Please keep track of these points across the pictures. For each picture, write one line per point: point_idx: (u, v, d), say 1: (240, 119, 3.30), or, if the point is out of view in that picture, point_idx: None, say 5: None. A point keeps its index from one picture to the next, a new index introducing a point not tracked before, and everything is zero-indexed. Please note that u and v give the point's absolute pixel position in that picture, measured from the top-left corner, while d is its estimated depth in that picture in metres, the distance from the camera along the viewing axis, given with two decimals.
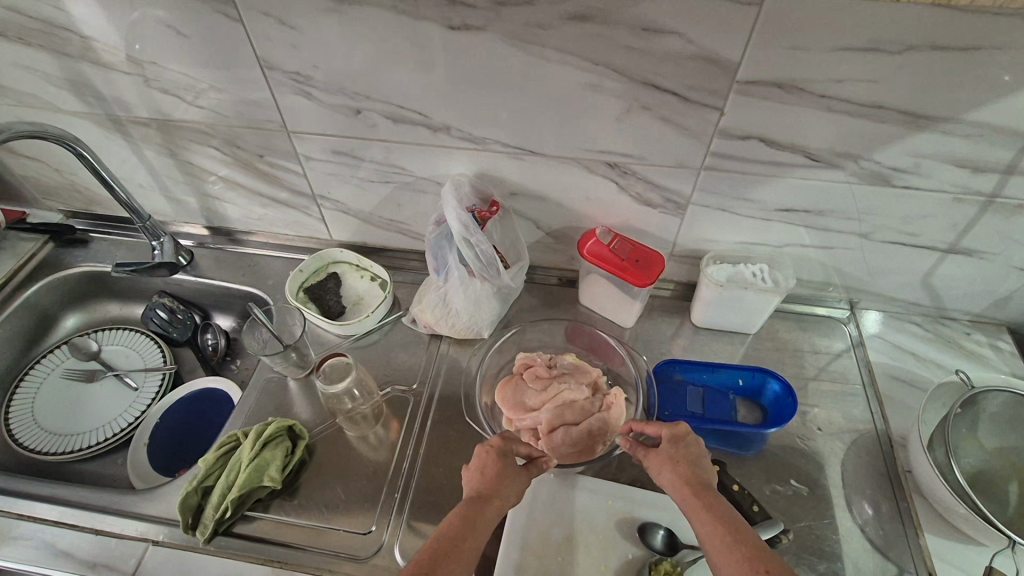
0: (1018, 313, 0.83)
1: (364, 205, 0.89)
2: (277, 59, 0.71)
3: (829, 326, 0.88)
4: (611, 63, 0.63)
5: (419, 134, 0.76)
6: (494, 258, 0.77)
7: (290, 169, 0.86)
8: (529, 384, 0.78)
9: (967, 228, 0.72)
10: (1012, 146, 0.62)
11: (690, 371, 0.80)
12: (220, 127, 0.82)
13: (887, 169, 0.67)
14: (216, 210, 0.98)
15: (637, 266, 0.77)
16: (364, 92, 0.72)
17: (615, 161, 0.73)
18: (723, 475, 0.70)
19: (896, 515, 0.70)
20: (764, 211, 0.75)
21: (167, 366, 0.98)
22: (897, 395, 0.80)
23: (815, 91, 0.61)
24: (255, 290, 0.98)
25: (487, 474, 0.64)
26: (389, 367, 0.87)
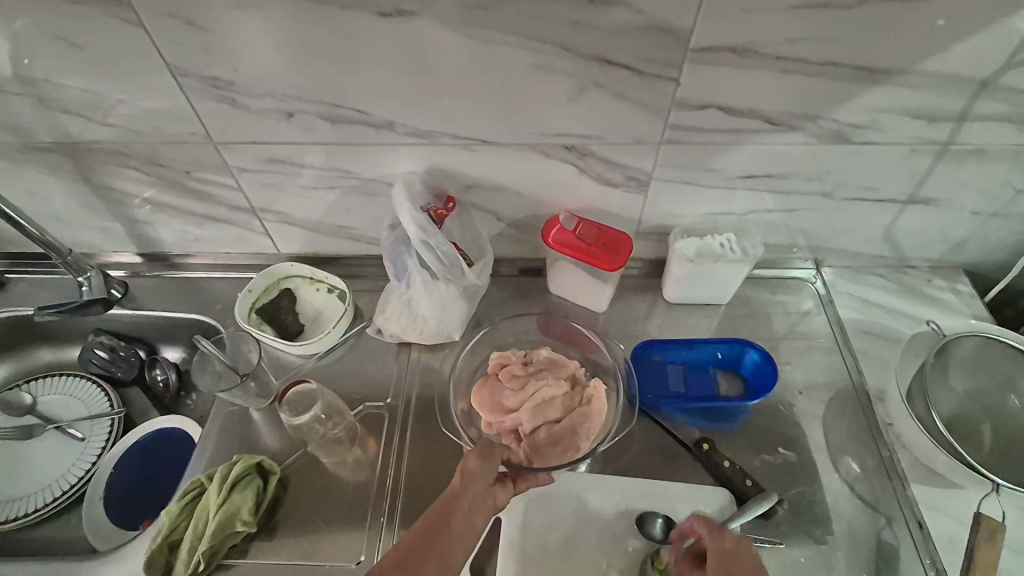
0: (974, 254, 0.84)
1: (310, 214, 0.83)
2: (190, 64, 0.63)
3: (798, 287, 0.88)
4: (560, 41, 0.59)
5: (360, 133, 0.70)
6: (456, 257, 0.74)
7: (222, 183, 0.79)
8: (506, 384, 0.74)
9: (923, 178, 0.72)
10: (963, 94, 0.62)
11: (668, 351, 0.79)
12: (138, 146, 0.74)
13: (845, 127, 0.66)
14: (146, 235, 0.90)
15: (606, 251, 0.74)
16: (294, 93, 0.66)
17: (572, 144, 0.70)
18: (713, 453, 0.71)
19: (880, 468, 0.71)
20: (727, 180, 0.74)
21: (115, 410, 0.90)
22: (869, 349, 0.81)
23: (770, 54, 0.59)
24: (202, 317, 0.91)
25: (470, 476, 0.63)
26: (359, 384, 0.82)
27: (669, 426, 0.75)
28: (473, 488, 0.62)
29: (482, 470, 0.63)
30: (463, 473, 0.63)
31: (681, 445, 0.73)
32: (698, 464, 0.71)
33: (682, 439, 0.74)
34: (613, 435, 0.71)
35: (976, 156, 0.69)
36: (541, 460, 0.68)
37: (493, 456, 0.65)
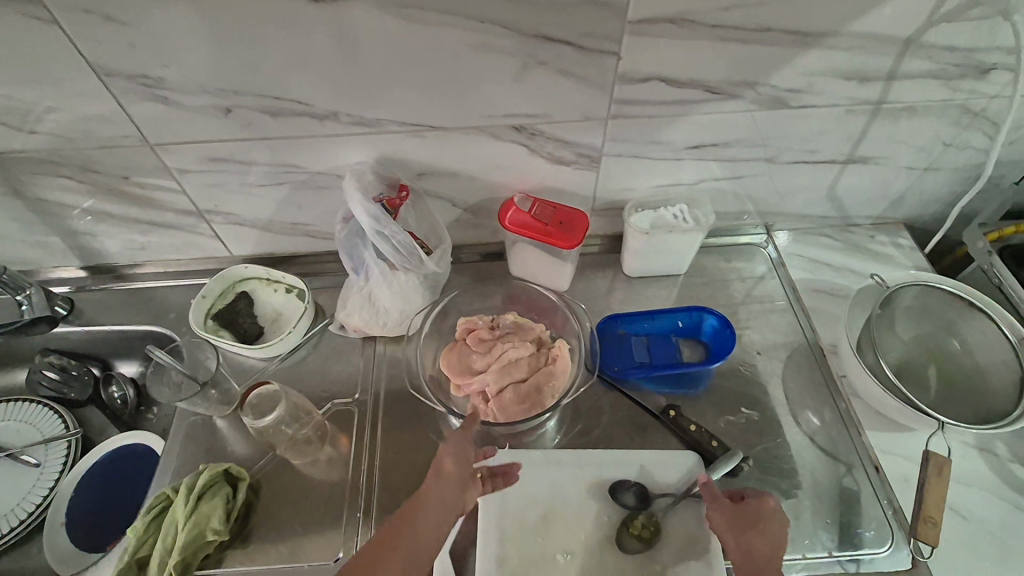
0: (913, 209, 0.88)
1: (260, 213, 0.81)
2: (115, 62, 0.61)
3: (751, 252, 0.90)
4: (499, 19, 0.59)
5: (304, 125, 0.68)
6: (413, 246, 0.73)
7: (164, 187, 0.76)
8: (473, 349, 0.76)
9: (860, 137, 0.75)
10: (889, 53, 0.64)
11: (631, 323, 0.81)
12: (69, 153, 0.71)
13: (783, 92, 0.68)
14: (89, 247, 0.86)
15: (563, 229, 0.75)
16: (230, 88, 0.64)
17: (521, 124, 0.70)
18: (680, 418, 0.73)
19: (838, 418, 0.75)
20: (675, 151, 0.75)
21: (71, 431, 0.86)
22: (820, 306, 0.84)
23: (705, 22, 0.60)
24: (155, 328, 0.87)
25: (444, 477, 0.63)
26: (325, 382, 0.81)
27: (636, 396, 0.76)
28: (444, 489, 0.62)
29: (455, 472, 0.63)
30: (438, 472, 0.63)
31: (649, 413, 0.75)
32: (666, 429, 0.74)
33: (649, 407, 0.75)
34: (578, 389, 0.73)
35: (907, 113, 0.72)
36: (507, 416, 0.71)
37: (468, 458, 0.65)
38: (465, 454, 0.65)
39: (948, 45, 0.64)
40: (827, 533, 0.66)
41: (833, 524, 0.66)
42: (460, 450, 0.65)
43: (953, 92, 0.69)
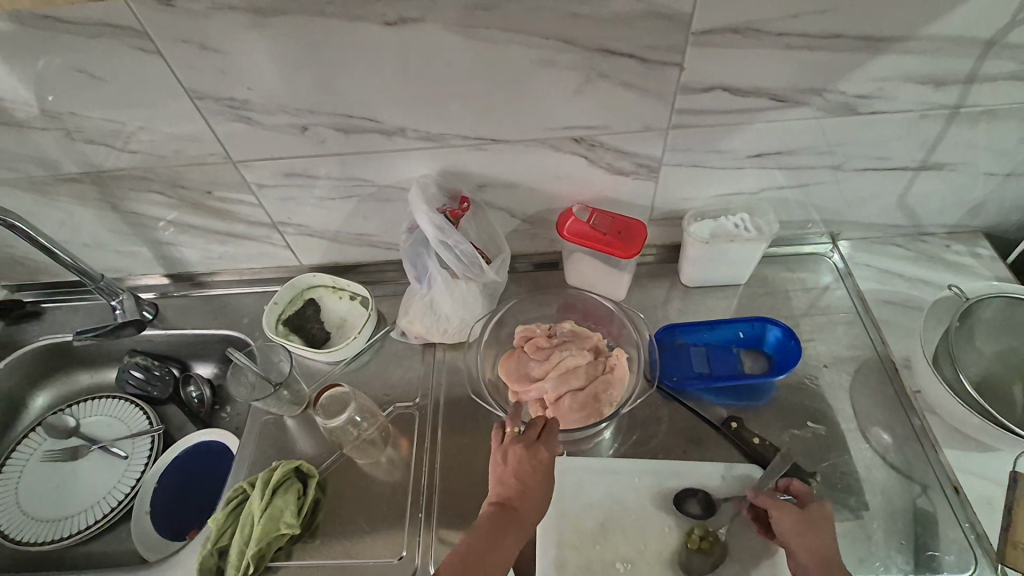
0: (993, 217, 0.83)
1: (329, 224, 0.85)
2: (207, 87, 0.66)
3: (815, 262, 0.87)
4: (563, 35, 0.60)
5: (373, 141, 0.72)
6: (475, 256, 0.76)
7: (243, 200, 0.81)
8: (531, 356, 0.78)
9: (935, 143, 0.72)
10: (969, 55, 0.62)
11: (690, 333, 0.80)
12: (161, 170, 0.77)
13: (852, 98, 0.67)
14: (173, 256, 0.93)
15: (622, 239, 0.75)
16: (308, 107, 0.68)
17: (581, 136, 0.71)
18: (743, 431, 0.71)
19: (911, 435, 0.71)
20: (736, 160, 0.74)
21: (154, 427, 0.93)
22: (891, 319, 0.81)
23: (771, 31, 0.60)
24: (231, 332, 0.93)
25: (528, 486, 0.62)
26: (387, 386, 0.84)
27: (695, 407, 0.76)
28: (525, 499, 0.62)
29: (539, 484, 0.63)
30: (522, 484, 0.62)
31: (709, 425, 0.74)
32: (727, 441, 0.72)
33: (710, 419, 0.74)
34: (636, 399, 0.73)
35: (987, 117, 0.69)
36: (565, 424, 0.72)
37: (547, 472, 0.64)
38: (537, 459, 0.64)
39: None
40: (902, 556, 0.63)
41: (907, 546, 0.64)
42: (527, 455, 0.64)
43: None
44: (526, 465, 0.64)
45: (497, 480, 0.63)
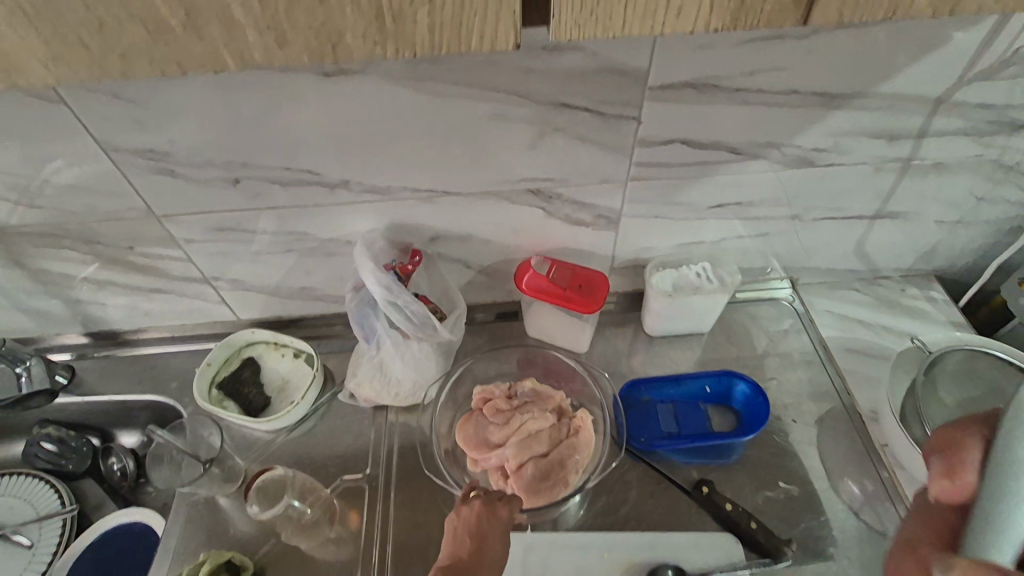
0: (944, 261, 0.84)
1: (268, 278, 0.78)
2: (122, 138, 0.59)
3: (778, 309, 0.86)
4: (515, 89, 0.57)
5: (314, 194, 0.66)
6: (428, 315, 0.70)
7: (168, 255, 0.74)
8: (490, 420, 0.73)
9: (889, 195, 0.72)
10: (920, 111, 0.62)
11: (656, 389, 0.77)
12: (72, 226, 0.69)
13: (809, 151, 0.66)
14: (91, 315, 0.84)
15: (582, 293, 0.72)
16: (239, 160, 0.62)
17: (537, 188, 0.67)
18: (715, 496, 0.67)
19: (882, 490, 0.70)
20: (697, 211, 0.72)
21: (66, 508, 0.82)
22: (854, 367, 0.80)
23: (729, 87, 0.58)
24: (158, 398, 0.84)
25: (487, 545, 0.56)
26: (334, 455, 0.77)
27: (666, 471, 0.72)
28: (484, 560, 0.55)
29: (496, 546, 0.56)
30: (479, 539, 0.57)
31: (680, 489, 0.70)
32: (700, 507, 0.68)
33: (681, 483, 0.71)
34: (603, 466, 0.69)
35: (937, 170, 0.69)
36: (529, 496, 0.66)
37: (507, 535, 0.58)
38: (496, 517, 0.59)
39: (980, 103, 0.62)
40: None
41: None
42: (486, 511, 0.59)
43: (985, 148, 0.67)
44: (483, 522, 0.58)
45: (451, 534, 0.58)
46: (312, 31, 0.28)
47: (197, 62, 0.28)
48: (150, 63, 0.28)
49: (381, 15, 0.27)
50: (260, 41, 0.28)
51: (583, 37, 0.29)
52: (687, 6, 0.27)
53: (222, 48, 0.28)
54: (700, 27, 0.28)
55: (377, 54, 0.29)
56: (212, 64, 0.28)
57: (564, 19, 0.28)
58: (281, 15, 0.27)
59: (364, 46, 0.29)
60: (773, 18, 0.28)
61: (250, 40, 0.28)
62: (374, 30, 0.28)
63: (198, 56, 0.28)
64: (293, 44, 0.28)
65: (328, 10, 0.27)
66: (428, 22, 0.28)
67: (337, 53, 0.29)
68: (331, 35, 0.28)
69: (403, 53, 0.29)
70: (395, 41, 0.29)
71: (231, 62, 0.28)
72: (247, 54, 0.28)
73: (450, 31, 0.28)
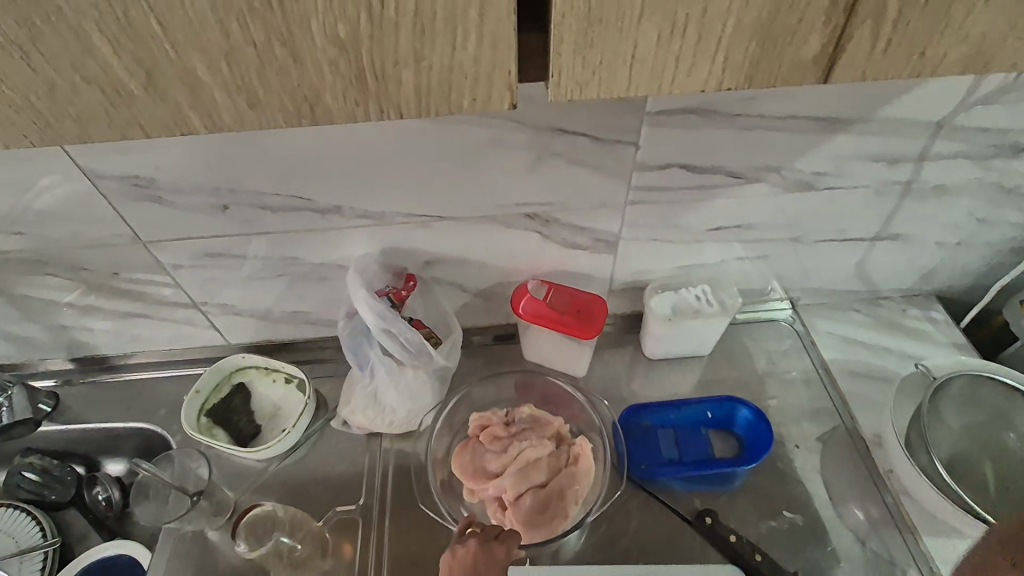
0: (945, 281, 0.83)
1: (258, 303, 0.76)
2: (107, 165, 0.57)
3: (778, 330, 0.85)
4: (511, 115, 0.56)
5: (305, 220, 0.65)
6: (422, 342, 0.69)
7: (155, 281, 0.72)
8: (487, 448, 0.71)
9: (890, 217, 0.71)
10: (921, 136, 0.62)
11: (656, 414, 0.75)
12: (56, 253, 0.67)
13: (809, 174, 0.65)
14: (77, 341, 0.81)
15: (581, 318, 0.71)
16: (228, 186, 0.60)
17: (534, 212, 0.66)
18: (718, 527, 0.66)
19: (888, 518, 0.68)
20: (696, 234, 0.71)
21: (48, 540, 0.78)
22: (857, 390, 0.78)
23: (729, 112, 0.57)
24: (146, 425, 0.82)
25: None
26: (327, 485, 0.75)
27: (668, 499, 0.70)
28: None
29: None
30: None
31: (682, 519, 0.69)
32: (702, 537, 0.67)
33: (683, 512, 0.69)
34: (603, 495, 0.68)
35: (938, 192, 0.68)
36: (527, 529, 0.64)
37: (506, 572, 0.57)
38: (493, 557, 0.58)
39: (981, 127, 0.61)
40: None
41: None
42: (482, 551, 0.58)
43: (986, 171, 0.66)
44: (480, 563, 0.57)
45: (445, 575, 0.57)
46: (288, 93, 0.27)
47: (162, 124, 0.28)
48: (111, 127, 0.28)
49: (363, 76, 0.27)
50: (230, 103, 0.27)
51: (584, 96, 0.29)
52: (697, 66, 0.28)
53: (189, 111, 0.27)
54: (710, 86, 0.29)
55: (360, 114, 0.29)
56: (178, 127, 0.28)
57: (563, 79, 0.28)
58: (252, 77, 0.27)
59: (343, 105, 0.28)
60: (790, 76, 0.29)
61: (219, 102, 0.27)
62: (355, 90, 0.28)
63: (163, 119, 0.27)
64: (266, 106, 0.28)
65: (304, 72, 0.27)
66: (413, 83, 0.28)
67: (315, 114, 0.28)
68: (308, 95, 0.28)
69: (388, 114, 0.29)
70: (379, 102, 0.28)
71: (199, 125, 0.28)
72: (217, 116, 0.28)
73: (439, 91, 0.28)
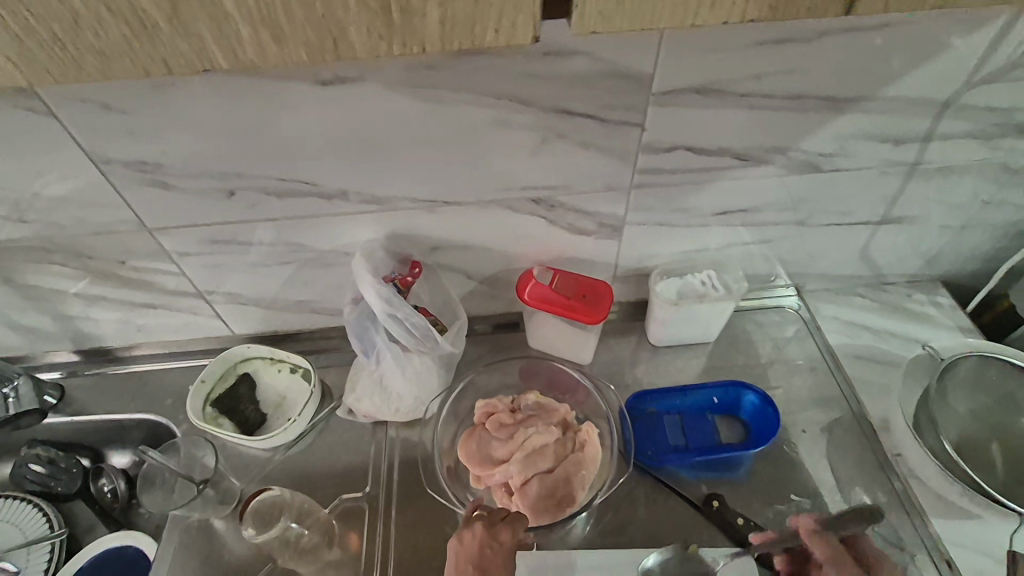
0: (951, 265, 0.83)
1: (264, 291, 0.76)
2: (113, 150, 0.58)
3: (784, 316, 0.85)
4: (518, 95, 0.56)
5: (311, 205, 0.65)
6: (428, 328, 0.69)
7: (161, 269, 0.72)
8: (494, 435, 0.70)
9: (895, 199, 0.71)
10: (926, 115, 0.62)
11: (662, 401, 0.75)
12: (63, 241, 0.67)
13: (813, 156, 0.65)
14: (83, 331, 0.81)
15: (587, 303, 0.71)
16: (235, 170, 0.60)
17: (539, 197, 0.66)
18: (725, 511, 0.66)
19: (898, 502, 0.68)
20: (701, 218, 0.71)
21: (55, 532, 0.79)
22: (864, 374, 0.78)
23: (734, 92, 0.57)
24: (151, 416, 0.82)
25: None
26: (333, 474, 0.75)
27: (675, 485, 0.70)
28: None
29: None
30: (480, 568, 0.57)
31: (690, 505, 0.68)
32: (710, 523, 0.67)
33: (690, 497, 0.69)
34: (609, 482, 0.68)
35: (943, 173, 0.68)
36: (534, 515, 0.64)
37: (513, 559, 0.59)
38: (498, 542, 0.59)
39: (987, 106, 0.61)
40: None
41: None
42: (489, 537, 0.59)
43: (992, 151, 0.66)
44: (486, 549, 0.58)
45: (453, 561, 0.58)
46: (312, 27, 0.31)
47: (185, 58, 0.32)
48: (142, 63, 0.32)
49: (387, 10, 0.31)
50: (256, 38, 0.31)
51: None
52: None
53: (214, 46, 0.31)
54: None
55: (381, 47, 0.33)
56: (203, 60, 0.32)
57: None
58: (277, 15, 0.30)
59: (365, 40, 0.33)
60: None
61: (244, 37, 0.31)
62: (378, 24, 0.32)
63: (186, 53, 0.31)
64: (291, 40, 0.32)
65: (328, 9, 0.31)
66: (433, 16, 0.32)
67: (338, 49, 0.32)
68: (333, 30, 0.31)
69: (408, 47, 0.33)
70: (399, 34, 0.32)
71: (223, 59, 0.32)
72: (240, 50, 0.31)
73: (463, 24, 0.32)
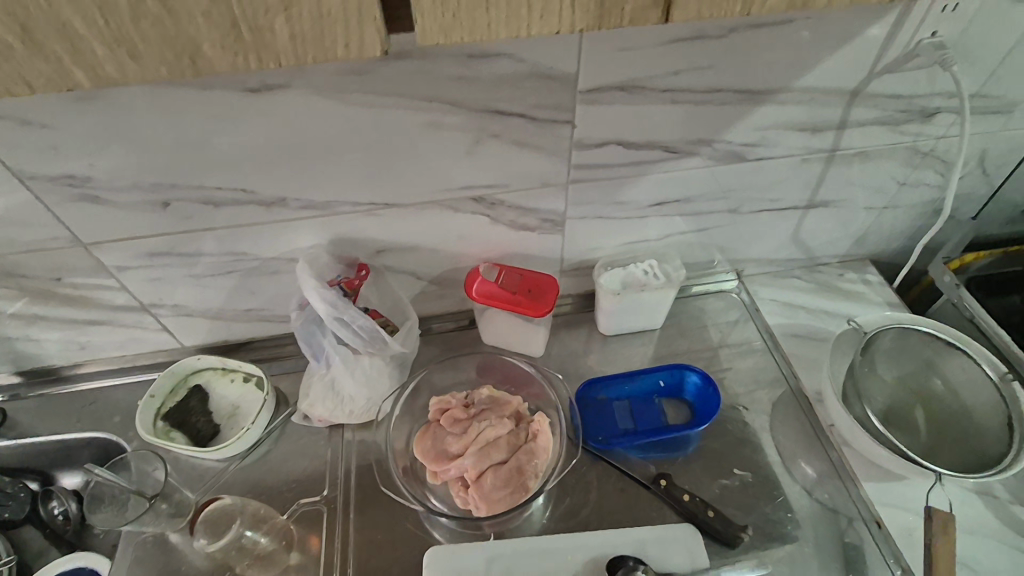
0: (877, 244, 0.88)
1: (210, 302, 0.76)
2: (37, 166, 0.57)
3: (726, 300, 0.88)
4: (448, 98, 0.57)
5: (250, 213, 0.65)
6: (376, 329, 0.70)
7: (100, 285, 0.71)
8: (449, 431, 0.72)
9: (818, 184, 0.75)
10: (838, 104, 0.65)
11: (611, 387, 0.78)
12: None
13: (738, 146, 0.68)
14: (22, 352, 0.79)
15: (532, 297, 0.72)
16: (167, 181, 0.60)
17: (479, 195, 0.67)
18: (672, 488, 0.69)
19: (833, 470, 0.72)
20: (639, 210, 0.73)
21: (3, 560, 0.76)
22: (800, 351, 0.82)
23: (656, 87, 0.60)
24: (100, 434, 0.80)
25: None
26: (290, 480, 0.75)
27: (626, 467, 0.73)
28: None
29: None
30: None
31: (639, 485, 0.71)
32: (659, 501, 0.70)
33: (640, 478, 0.72)
34: (561, 468, 0.70)
35: (860, 158, 0.73)
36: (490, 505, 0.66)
37: None
38: None
39: (893, 94, 0.65)
40: None
41: None
42: None
43: (901, 135, 0.70)
44: None
45: None
46: (168, 45, 0.29)
47: (45, 78, 0.29)
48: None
49: (237, 26, 0.29)
50: (111, 55, 0.29)
51: (451, 41, 0.30)
52: (549, 7, 0.30)
53: (71, 64, 0.28)
54: (565, 28, 0.31)
55: (240, 65, 0.30)
56: (65, 81, 0.29)
57: (427, 24, 0.29)
58: (129, 29, 0.28)
59: (224, 57, 0.30)
60: (635, 16, 0.31)
61: (100, 55, 0.28)
62: (231, 39, 0.29)
63: (45, 73, 0.29)
64: (149, 57, 0.29)
65: (178, 22, 0.28)
66: (288, 31, 0.29)
67: (197, 66, 0.30)
68: (188, 48, 0.29)
69: (267, 64, 0.30)
70: (257, 51, 0.30)
71: (84, 78, 0.29)
72: (100, 69, 0.29)
73: (313, 41, 0.30)
